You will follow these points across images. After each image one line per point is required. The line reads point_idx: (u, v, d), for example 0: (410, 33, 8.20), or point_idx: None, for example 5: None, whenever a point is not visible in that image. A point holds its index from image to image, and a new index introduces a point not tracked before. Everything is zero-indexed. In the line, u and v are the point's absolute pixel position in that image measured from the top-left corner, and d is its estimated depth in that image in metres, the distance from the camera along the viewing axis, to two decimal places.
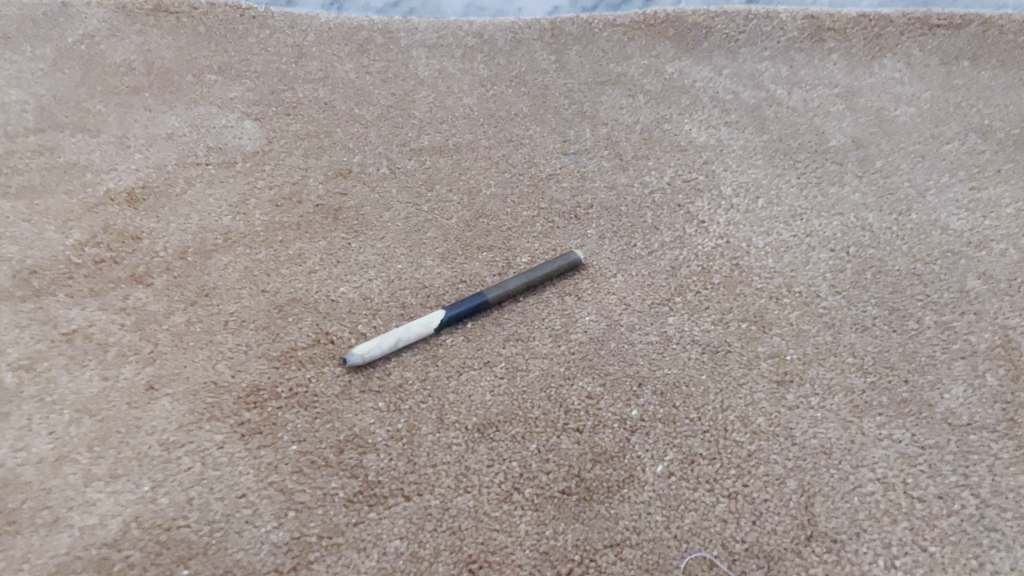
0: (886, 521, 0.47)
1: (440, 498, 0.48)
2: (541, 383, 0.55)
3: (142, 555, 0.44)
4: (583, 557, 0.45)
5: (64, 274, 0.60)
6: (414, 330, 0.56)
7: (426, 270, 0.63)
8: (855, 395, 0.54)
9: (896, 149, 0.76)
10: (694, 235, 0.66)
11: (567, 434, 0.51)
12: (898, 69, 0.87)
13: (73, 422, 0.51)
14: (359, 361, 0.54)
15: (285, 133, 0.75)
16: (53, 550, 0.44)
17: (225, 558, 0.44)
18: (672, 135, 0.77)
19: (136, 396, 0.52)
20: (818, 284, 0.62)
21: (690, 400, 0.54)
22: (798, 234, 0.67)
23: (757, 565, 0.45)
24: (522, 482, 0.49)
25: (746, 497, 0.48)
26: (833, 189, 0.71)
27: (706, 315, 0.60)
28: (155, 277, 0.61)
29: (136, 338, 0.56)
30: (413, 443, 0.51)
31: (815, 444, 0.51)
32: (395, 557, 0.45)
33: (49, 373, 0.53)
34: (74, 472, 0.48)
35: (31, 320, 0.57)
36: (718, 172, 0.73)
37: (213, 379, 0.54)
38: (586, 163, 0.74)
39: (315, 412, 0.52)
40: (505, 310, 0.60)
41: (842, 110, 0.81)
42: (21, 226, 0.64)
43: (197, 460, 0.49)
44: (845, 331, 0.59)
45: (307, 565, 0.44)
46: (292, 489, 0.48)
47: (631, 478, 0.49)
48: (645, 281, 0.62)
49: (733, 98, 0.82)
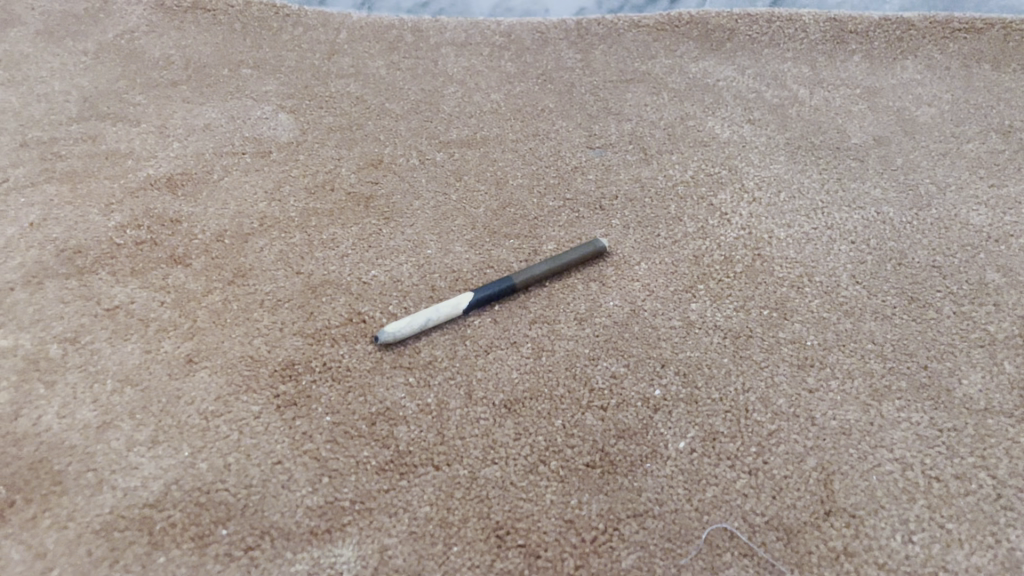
0: (903, 498, 0.48)
1: (468, 468, 0.49)
2: (566, 363, 0.56)
3: (183, 516, 0.46)
4: (607, 526, 0.46)
5: (106, 254, 0.62)
6: (444, 311, 0.58)
7: (454, 255, 0.65)
8: (875, 379, 0.55)
9: (917, 147, 0.77)
10: (717, 226, 0.68)
11: (592, 411, 0.53)
12: (920, 71, 0.88)
13: (116, 391, 0.53)
14: (390, 339, 0.56)
15: (318, 125, 0.77)
16: (98, 509, 0.46)
17: (263, 520, 0.46)
18: (695, 131, 0.79)
19: (176, 368, 0.54)
20: (838, 274, 0.64)
21: (712, 381, 0.55)
22: (819, 227, 0.68)
23: (777, 537, 0.46)
24: (548, 454, 0.50)
25: (766, 473, 0.49)
26: (854, 185, 0.73)
27: (728, 302, 0.61)
28: (194, 258, 0.63)
29: (175, 314, 0.58)
30: (442, 417, 0.52)
31: (834, 425, 0.52)
32: (425, 522, 0.46)
33: (93, 345, 0.56)
34: (117, 437, 0.50)
35: (75, 296, 0.59)
36: (740, 166, 0.74)
37: (250, 353, 0.56)
38: (611, 157, 0.75)
39: (347, 386, 0.54)
40: (531, 294, 0.62)
41: (863, 110, 0.82)
42: (65, 208, 0.66)
43: (235, 428, 0.51)
44: (865, 319, 0.60)
45: (340, 528, 0.46)
46: (325, 457, 0.49)
47: (654, 453, 0.50)
48: (669, 269, 0.64)
49: (756, 97, 0.84)
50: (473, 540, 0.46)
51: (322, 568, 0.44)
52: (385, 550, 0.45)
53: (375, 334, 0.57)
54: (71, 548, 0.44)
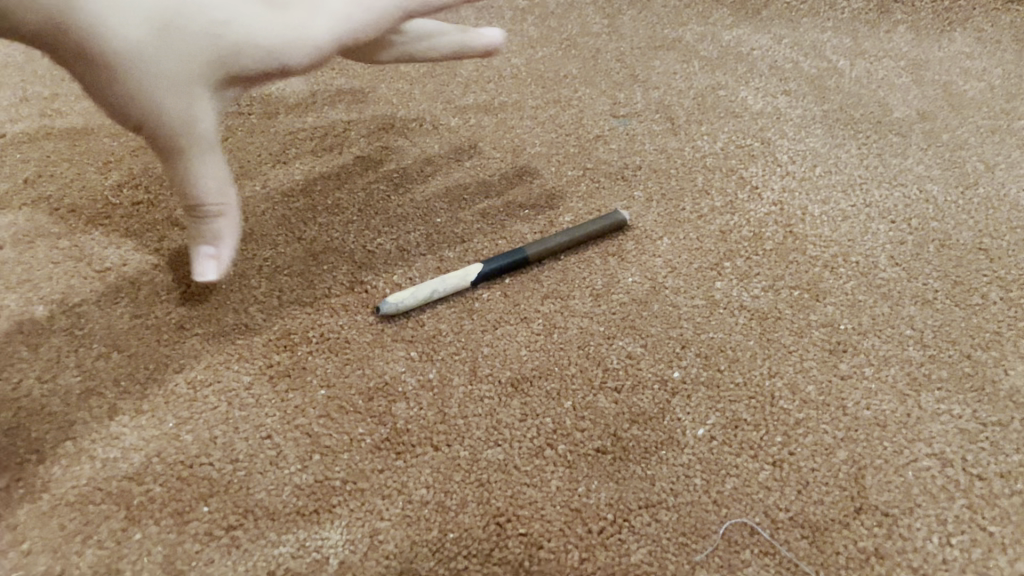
0: (942, 498, 0.44)
1: (470, 450, 0.46)
2: (579, 341, 0.52)
3: (163, 490, 0.43)
4: (617, 517, 0.43)
5: (101, 214, 0.60)
6: (450, 283, 0.55)
7: (465, 225, 0.61)
8: (913, 367, 0.51)
9: (964, 122, 0.72)
10: (746, 200, 0.64)
11: (605, 393, 0.49)
12: (969, 44, 0.82)
13: (101, 357, 0.50)
14: (392, 312, 0.53)
15: (329, 87, 0.74)
16: (75, 480, 0.44)
17: (247, 498, 0.43)
18: (726, 101, 0.74)
19: (166, 334, 0.51)
20: (876, 254, 0.59)
21: (736, 364, 0.51)
22: (856, 204, 0.63)
23: (802, 535, 0.42)
24: (556, 438, 0.47)
25: (792, 466, 0.46)
26: (895, 161, 0.68)
27: (757, 281, 0.57)
28: (191, 220, 0.60)
29: (168, 278, 0.55)
30: (444, 394, 0.49)
31: (867, 415, 0.48)
32: (421, 505, 0.43)
33: (80, 308, 0.53)
34: (100, 405, 0.47)
35: (65, 256, 0.56)
36: (774, 139, 0.70)
37: (244, 321, 0.53)
38: (636, 126, 0.71)
39: (344, 359, 0.51)
40: (544, 268, 0.58)
41: (908, 82, 0.77)
42: (62, 166, 0.64)
43: (223, 400, 0.48)
44: (904, 303, 0.55)
45: (330, 509, 0.43)
46: (317, 433, 0.46)
47: (670, 440, 0.47)
48: (693, 245, 0.60)
49: (792, 67, 0.79)
50: (471, 527, 0.42)
51: (307, 551, 0.41)
52: (376, 535, 0.42)
53: (377, 305, 0.53)
54: (43, 521, 0.42)
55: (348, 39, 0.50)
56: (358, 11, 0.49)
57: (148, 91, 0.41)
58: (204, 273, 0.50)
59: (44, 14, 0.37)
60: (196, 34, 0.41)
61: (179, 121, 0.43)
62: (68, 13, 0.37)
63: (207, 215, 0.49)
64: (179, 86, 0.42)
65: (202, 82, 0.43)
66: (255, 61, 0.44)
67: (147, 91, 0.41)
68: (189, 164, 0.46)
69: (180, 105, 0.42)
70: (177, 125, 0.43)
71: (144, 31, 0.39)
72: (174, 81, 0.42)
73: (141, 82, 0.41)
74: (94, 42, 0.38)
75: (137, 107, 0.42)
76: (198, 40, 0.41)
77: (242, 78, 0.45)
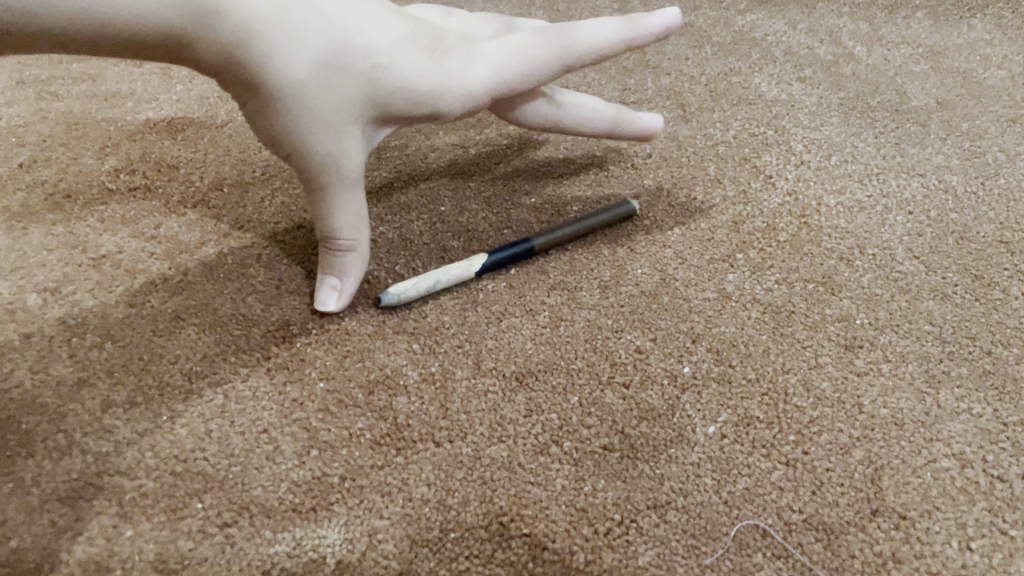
0: (961, 500, 0.43)
1: (472, 446, 0.44)
2: (587, 334, 0.51)
3: (156, 486, 0.42)
4: (624, 517, 0.42)
5: (97, 200, 0.58)
6: (454, 273, 0.53)
7: (470, 214, 0.60)
8: (931, 364, 0.49)
9: (984, 111, 0.70)
10: (760, 190, 0.62)
11: (613, 388, 0.48)
12: (989, 31, 0.80)
13: (95, 347, 0.49)
14: (393, 302, 0.51)
15: None
16: (65, 474, 0.42)
17: (243, 495, 0.42)
18: (740, 88, 0.72)
19: (162, 324, 0.50)
20: (894, 247, 0.57)
21: (749, 360, 0.49)
22: (873, 195, 0.62)
23: (816, 538, 0.41)
24: (561, 434, 0.45)
25: (806, 466, 0.44)
26: (913, 150, 0.66)
27: (770, 273, 0.55)
28: (190, 207, 0.59)
29: (165, 267, 0.54)
30: (446, 388, 0.47)
31: (884, 413, 0.47)
32: (422, 504, 0.42)
33: (74, 297, 0.51)
34: (92, 397, 0.46)
35: (60, 243, 0.55)
36: (788, 127, 0.68)
37: (242, 312, 0.51)
38: (647, 114, 0.69)
39: (344, 351, 0.49)
40: (551, 259, 0.56)
41: (926, 70, 0.75)
42: (58, 151, 0.63)
43: (219, 392, 0.47)
44: (922, 297, 0.54)
45: (327, 506, 0.41)
46: (316, 427, 0.45)
47: (680, 438, 0.45)
48: (704, 235, 0.58)
49: (807, 53, 0.77)
50: (473, 526, 0.41)
51: (304, 551, 0.40)
52: (375, 534, 0.40)
53: (379, 296, 0.52)
54: (32, 517, 0.40)
55: (496, 89, 0.52)
56: (512, 61, 0.52)
57: (303, 126, 0.44)
58: (324, 304, 0.51)
59: (219, 49, 0.40)
60: (358, 78, 0.44)
61: (338, 158, 0.46)
62: (240, 49, 0.40)
63: (340, 249, 0.50)
64: (339, 129, 0.45)
65: (353, 120, 0.46)
66: (408, 101, 0.48)
67: (303, 125, 0.44)
68: (330, 197, 0.48)
69: (343, 144, 0.46)
70: (339, 160, 0.46)
71: (307, 70, 0.42)
72: (328, 117, 0.44)
73: (298, 116, 0.43)
74: (260, 77, 0.41)
75: (296, 138, 0.44)
76: (357, 85, 0.45)
77: (390, 115, 0.48)
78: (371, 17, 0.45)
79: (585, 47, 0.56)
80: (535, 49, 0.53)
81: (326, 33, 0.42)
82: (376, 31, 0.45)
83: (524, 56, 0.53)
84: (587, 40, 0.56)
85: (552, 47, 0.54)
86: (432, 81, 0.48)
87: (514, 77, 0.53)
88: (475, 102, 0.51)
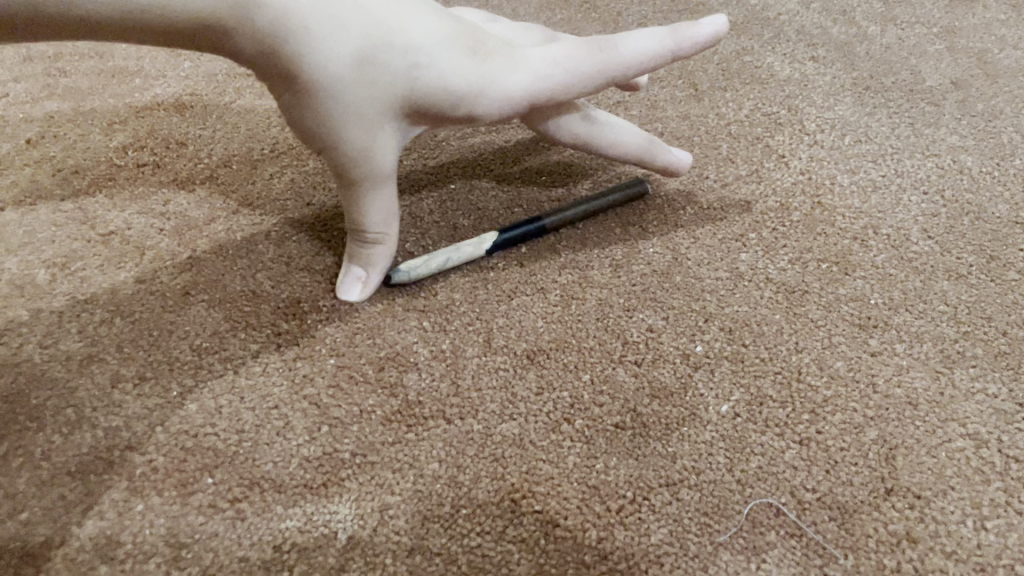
0: (976, 480, 0.42)
1: (483, 424, 0.44)
2: (598, 313, 0.51)
3: (166, 461, 0.42)
4: (636, 495, 0.41)
5: (105, 176, 0.58)
6: (464, 252, 0.53)
7: (480, 193, 0.59)
8: (946, 344, 0.49)
9: (1000, 92, 0.69)
10: (773, 169, 0.61)
11: (624, 366, 0.47)
12: (1005, 11, 0.79)
13: (104, 322, 0.48)
14: (402, 279, 0.51)
15: None
16: (75, 448, 0.42)
17: (253, 470, 0.42)
18: (752, 67, 0.72)
19: (171, 300, 0.50)
20: (908, 227, 0.57)
21: (762, 339, 0.49)
22: (887, 175, 0.61)
23: (830, 517, 0.41)
24: (573, 412, 0.45)
25: (820, 445, 0.44)
26: (928, 130, 0.65)
27: (784, 253, 0.55)
28: (198, 183, 0.58)
29: (174, 243, 0.53)
30: (457, 365, 0.47)
31: (898, 393, 0.46)
32: (433, 480, 0.41)
33: (83, 272, 0.51)
34: (102, 372, 0.46)
35: (68, 219, 0.55)
36: (801, 107, 0.67)
37: (252, 288, 0.51)
38: (658, 93, 0.69)
39: (354, 327, 0.49)
40: (563, 237, 0.56)
41: (941, 50, 0.74)
42: (66, 127, 0.62)
43: (230, 368, 0.46)
44: (937, 278, 0.53)
45: (338, 482, 0.41)
46: (326, 403, 0.45)
47: (692, 416, 0.45)
48: (717, 215, 0.58)
49: (820, 33, 0.76)
50: (484, 503, 0.41)
51: (315, 526, 0.40)
52: (386, 510, 0.40)
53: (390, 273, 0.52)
54: (43, 491, 0.40)
55: (542, 99, 0.49)
56: (559, 73, 0.49)
57: (336, 120, 0.43)
58: (347, 294, 0.50)
59: (254, 40, 0.39)
60: (395, 76, 0.43)
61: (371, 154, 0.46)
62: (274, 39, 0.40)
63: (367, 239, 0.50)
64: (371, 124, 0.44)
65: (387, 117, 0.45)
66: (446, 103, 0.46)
67: (336, 120, 0.43)
68: (362, 190, 0.47)
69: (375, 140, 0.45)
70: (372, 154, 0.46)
71: (341, 66, 0.41)
72: (361, 112, 0.43)
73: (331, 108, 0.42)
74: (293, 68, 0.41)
75: (329, 130, 0.44)
76: (393, 83, 0.43)
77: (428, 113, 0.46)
78: (413, 14, 0.44)
79: (627, 61, 0.51)
80: (581, 61, 0.49)
81: (363, 29, 0.41)
82: (417, 28, 0.43)
83: (572, 69, 0.49)
84: (630, 57, 0.51)
85: (602, 60, 0.50)
86: (473, 85, 0.46)
87: (558, 90, 0.50)
88: (516, 108, 0.49)
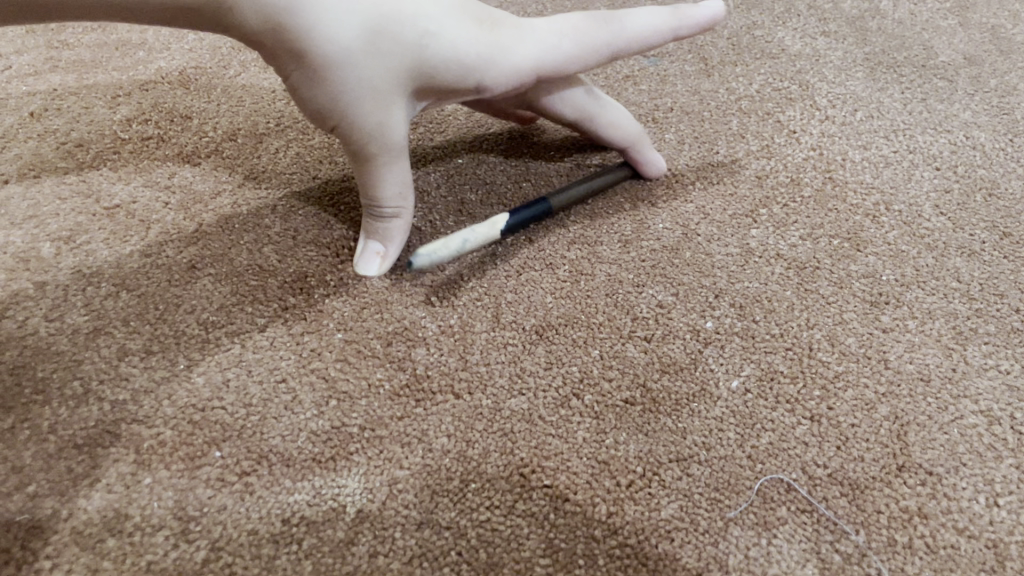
0: (989, 456, 0.42)
1: (492, 399, 0.44)
2: (607, 289, 0.50)
3: (173, 434, 0.42)
4: (646, 470, 0.41)
5: (110, 149, 0.58)
6: (482, 233, 0.49)
7: (487, 168, 0.59)
8: (958, 320, 0.49)
9: (1014, 68, 0.68)
10: (783, 145, 0.61)
11: (634, 341, 0.47)
12: None
13: (110, 296, 0.48)
14: (422, 264, 0.46)
15: None
16: (82, 422, 0.42)
17: (261, 444, 0.41)
18: (763, 41, 0.71)
19: (177, 274, 0.49)
20: (920, 203, 0.56)
21: (772, 315, 0.49)
22: (899, 150, 0.60)
23: (841, 493, 0.40)
24: (582, 387, 0.45)
25: (831, 421, 0.43)
26: (941, 106, 0.64)
27: (795, 229, 0.54)
28: (203, 157, 0.58)
29: (179, 217, 0.53)
30: (465, 340, 0.47)
31: (910, 369, 0.46)
32: (442, 454, 0.41)
33: (88, 246, 0.51)
34: (108, 345, 0.45)
35: (72, 192, 0.54)
36: (813, 82, 0.67)
37: (258, 262, 0.50)
38: (667, 67, 0.68)
39: (361, 301, 0.49)
40: (571, 211, 0.56)
41: (954, 25, 0.73)
42: (69, 100, 0.62)
43: (237, 342, 0.46)
44: (949, 254, 0.53)
45: (346, 456, 0.41)
46: (334, 377, 0.44)
47: (702, 392, 0.45)
48: (727, 190, 0.57)
49: (832, 8, 0.75)
50: (494, 478, 0.40)
51: (323, 500, 0.39)
52: (395, 483, 0.40)
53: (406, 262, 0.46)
54: (50, 464, 0.40)
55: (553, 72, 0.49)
56: (570, 45, 0.49)
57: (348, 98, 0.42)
58: (365, 268, 0.50)
59: (261, 13, 0.38)
60: (406, 47, 0.42)
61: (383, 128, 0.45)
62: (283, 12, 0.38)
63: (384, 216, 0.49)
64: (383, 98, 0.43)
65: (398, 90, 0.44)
66: (455, 75, 0.45)
67: (348, 95, 0.42)
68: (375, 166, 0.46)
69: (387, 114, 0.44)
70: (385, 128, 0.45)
71: (353, 38, 0.40)
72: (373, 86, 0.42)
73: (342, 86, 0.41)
74: (304, 44, 0.39)
75: (340, 108, 0.43)
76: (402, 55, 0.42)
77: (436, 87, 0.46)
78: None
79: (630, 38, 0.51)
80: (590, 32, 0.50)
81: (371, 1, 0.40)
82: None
83: (581, 41, 0.49)
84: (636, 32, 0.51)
85: (607, 34, 0.50)
86: (482, 56, 0.45)
87: (563, 62, 0.50)
88: (524, 80, 0.48)
